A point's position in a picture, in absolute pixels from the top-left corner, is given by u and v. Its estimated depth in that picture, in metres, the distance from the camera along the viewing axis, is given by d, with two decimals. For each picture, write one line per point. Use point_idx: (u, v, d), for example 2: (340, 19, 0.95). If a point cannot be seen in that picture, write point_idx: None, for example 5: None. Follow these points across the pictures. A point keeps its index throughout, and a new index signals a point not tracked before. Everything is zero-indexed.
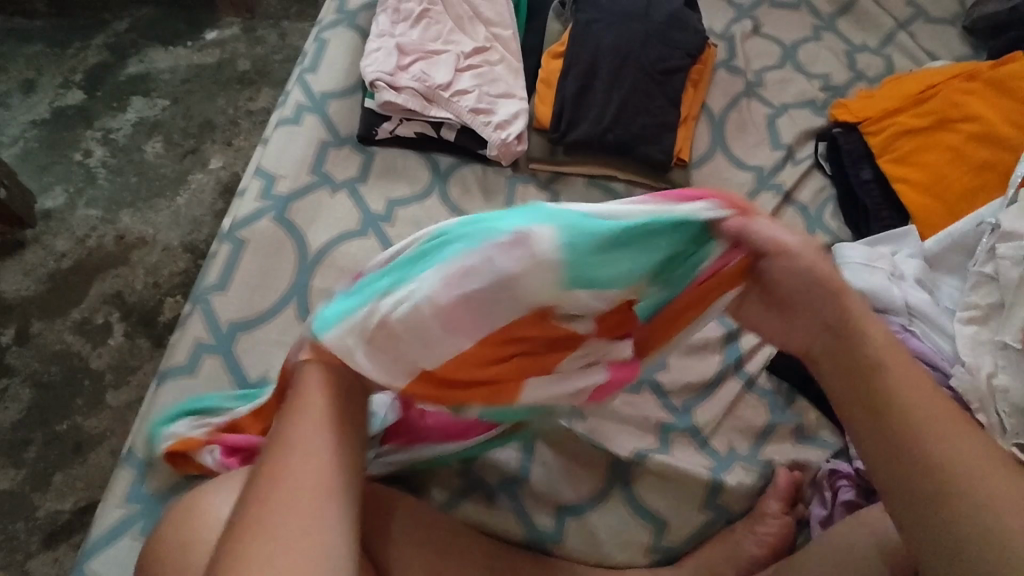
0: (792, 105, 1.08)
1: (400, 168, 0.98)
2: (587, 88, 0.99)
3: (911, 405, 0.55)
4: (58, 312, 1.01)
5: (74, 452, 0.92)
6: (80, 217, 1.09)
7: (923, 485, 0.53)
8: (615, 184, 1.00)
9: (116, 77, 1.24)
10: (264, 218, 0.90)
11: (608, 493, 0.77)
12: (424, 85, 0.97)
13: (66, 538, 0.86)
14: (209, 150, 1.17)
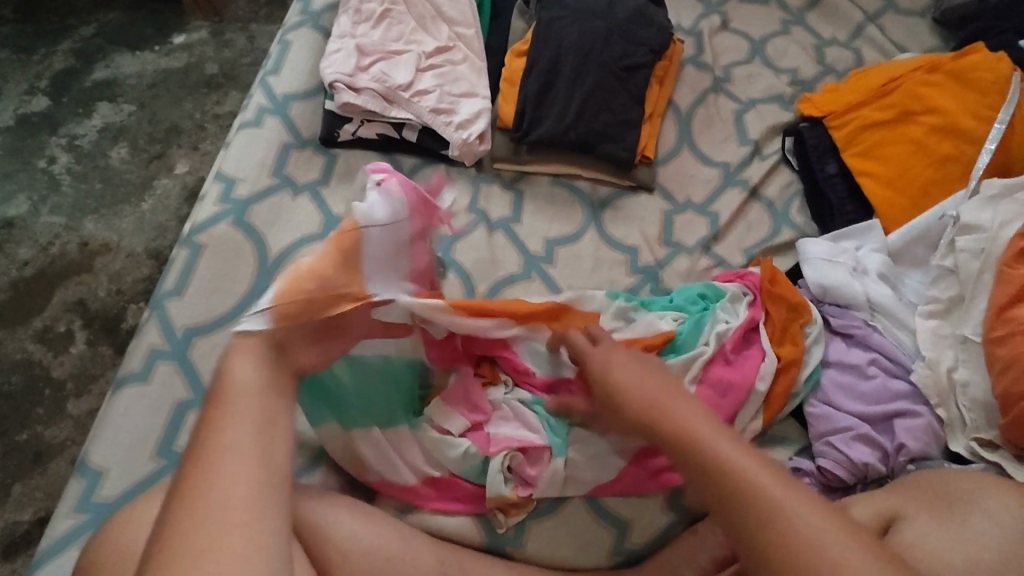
0: (759, 100, 1.08)
1: (362, 170, 0.98)
2: (549, 87, 0.98)
3: (747, 479, 0.59)
4: (19, 321, 1.00)
5: (34, 462, 0.91)
6: (43, 225, 1.08)
7: (785, 556, 0.55)
8: (579, 183, 1.00)
9: (83, 83, 1.23)
10: (223, 222, 0.90)
11: (568, 495, 0.76)
12: (384, 86, 0.96)
13: (24, 549, 0.86)
14: (176, 155, 1.17)
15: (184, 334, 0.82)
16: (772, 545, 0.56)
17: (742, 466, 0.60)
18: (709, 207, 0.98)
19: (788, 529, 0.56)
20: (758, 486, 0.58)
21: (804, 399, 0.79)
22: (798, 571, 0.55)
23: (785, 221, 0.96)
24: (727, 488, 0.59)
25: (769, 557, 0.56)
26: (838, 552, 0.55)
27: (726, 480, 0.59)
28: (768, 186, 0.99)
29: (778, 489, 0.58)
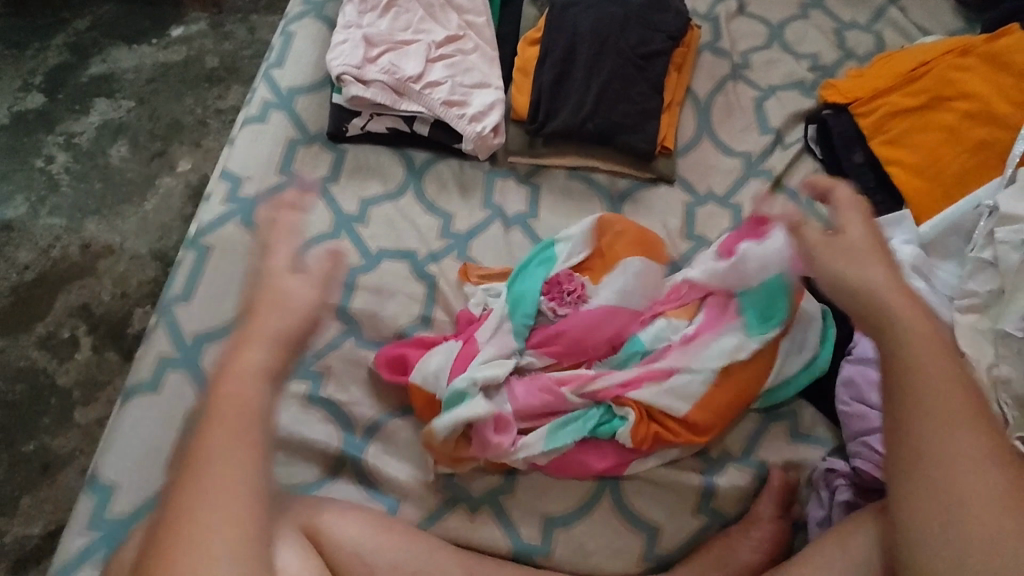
0: (780, 87, 1.04)
1: (372, 165, 0.94)
2: (565, 76, 0.95)
3: (944, 401, 0.57)
4: (22, 327, 0.97)
5: (42, 473, 0.88)
6: (43, 227, 1.05)
7: (935, 478, 0.55)
8: (597, 175, 0.96)
9: (79, 79, 1.19)
10: (230, 222, 0.87)
11: (597, 501, 0.74)
12: (393, 78, 0.93)
13: (34, 564, 0.83)
14: (177, 152, 1.13)
15: (194, 340, 0.79)
16: (947, 469, 0.55)
17: (966, 412, 0.57)
18: (731, 199, 0.95)
19: (946, 464, 0.55)
20: (963, 414, 0.56)
21: (836, 397, 0.77)
22: (946, 492, 0.54)
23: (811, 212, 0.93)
24: (944, 428, 0.56)
25: (919, 479, 0.56)
26: (978, 474, 0.54)
27: (916, 387, 0.58)
28: (792, 177, 0.96)
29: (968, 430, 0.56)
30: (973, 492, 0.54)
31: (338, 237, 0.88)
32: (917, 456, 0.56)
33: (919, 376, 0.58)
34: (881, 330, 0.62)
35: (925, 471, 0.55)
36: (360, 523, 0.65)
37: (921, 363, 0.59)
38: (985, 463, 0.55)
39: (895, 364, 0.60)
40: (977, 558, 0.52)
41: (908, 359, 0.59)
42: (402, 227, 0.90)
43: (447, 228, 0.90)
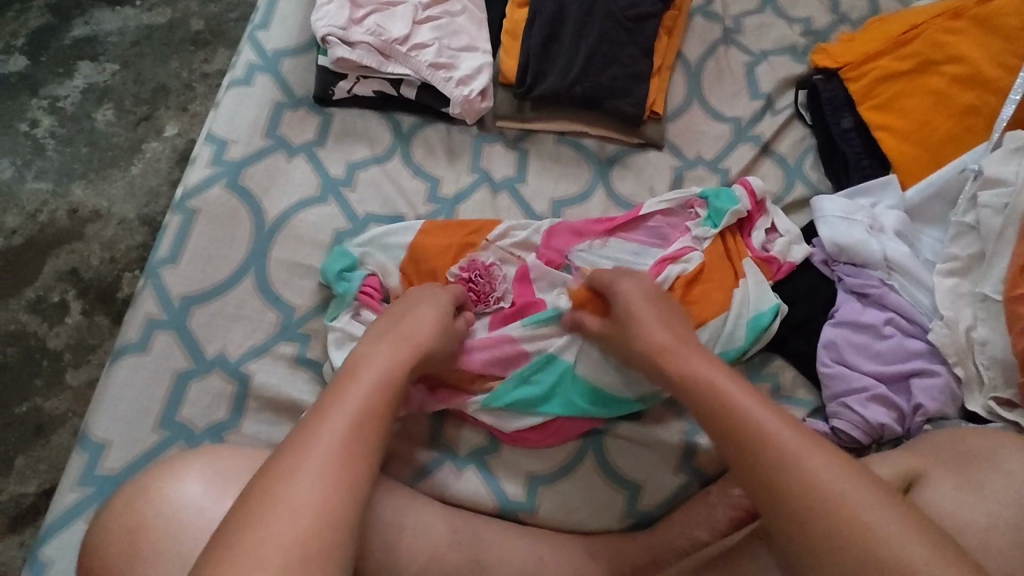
0: (771, 52, 1.03)
1: (359, 129, 0.94)
2: (553, 39, 0.94)
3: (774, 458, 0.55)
4: (11, 291, 0.98)
5: (35, 434, 0.90)
6: (29, 191, 1.04)
7: (794, 491, 0.53)
8: (585, 141, 0.96)
9: (62, 41, 1.17)
10: (215, 185, 0.86)
11: (581, 459, 0.76)
12: (379, 39, 0.91)
13: (31, 521, 0.85)
14: (164, 116, 1.12)
15: (182, 302, 0.79)
16: (778, 476, 0.54)
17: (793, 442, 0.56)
18: (720, 164, 0.94)
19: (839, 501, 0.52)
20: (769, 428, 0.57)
21: (817, 359, 0.77)
22: (811, 506, 0.52)
23: (799, 177, 0.93)
24: (761, 453, 0.56)
25: (787, 495, 0.54)
26: (832, 485, 0.53)
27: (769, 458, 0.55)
28: (781, 142, 0.96)
29: (800, 445, 0.55)
30: (848, 499, 0.52)
31: (325, 201, 0.88)
32: (754, 479, 0.56)
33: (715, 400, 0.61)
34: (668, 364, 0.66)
35: (761, 495, 0.55)
36: None
37: (721, 389, 0.61)
38: (837, 470, 0.54)
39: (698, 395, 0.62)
40: (868, 564, 0.49)
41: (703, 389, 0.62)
42: (389, 191, 0.90)
43: (434, 192, 0.91)
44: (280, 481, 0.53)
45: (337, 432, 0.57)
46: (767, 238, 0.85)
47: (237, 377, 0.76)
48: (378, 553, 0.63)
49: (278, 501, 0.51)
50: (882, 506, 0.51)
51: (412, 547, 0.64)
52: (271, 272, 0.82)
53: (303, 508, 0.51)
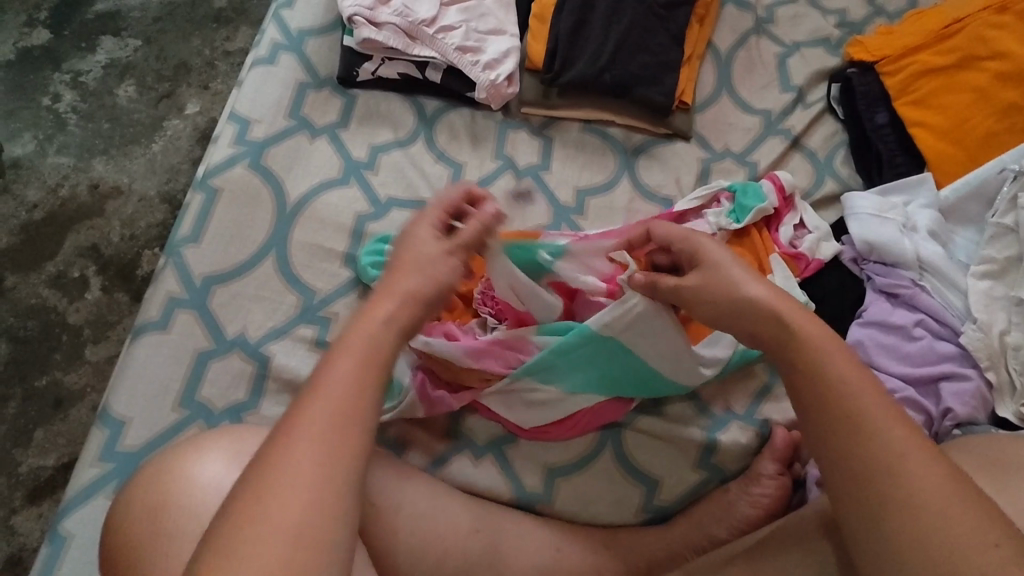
0: (804, 44, 1.01)
1: (382, 111, 0.93)
2: (583, 24, 0.92)
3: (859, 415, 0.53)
4: (33, 265, 0.98)
5: (55, 408, 0.90)
6: (51, 165, 1.04)
7: (865, 456, 0.52)
8: (611, 130, 0.94)
9: (84, 16, 1.16)
10: (238, 164, 0.86)
11: (599, 452, 0.75)
12: (407, 21, 0.90)
13: (50, 493, 0.86)
14: (186, 94, 1.11)
15: (203, 281, 0.79)
16: (861, 444, 0.52)
17: (875, 402, 0.54)
18: (748, 157, 0.93)
19: (908, 471, 0.50)
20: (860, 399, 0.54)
21: None
22: (874, 482, 0.51)
23: (829, 173, 0.91)
24: (848, 419, 0.53)
25: (861, 464, 0.52)
26: (906, 451, 0.51)
27: (852, 415, 0.53)
28: (811, 136, 0.94)
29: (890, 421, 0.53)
30: (916, 482, 0.50)
31: (347, 184, 0.87)
32: (834, 440, 0.54)
33: (809, 361, 0.57)
34: (757, 314, 0.60)
35: (835, 456, 0.53)
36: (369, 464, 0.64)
37: (796, 342, 0.58)
38: (916, 450, 0.51)
39: (786, 351, 0.58)
40: (919, 555, 0.48)
41: (795, 337, 0.58)
42: (411, 175, 0.89)
43: (457, 177, 0.90)
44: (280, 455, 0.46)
45: (346, 398, 0.49)
46: (796, 234, 0.83)
47: (257, 357, 0.76)
48: (396, 542, 0.62)
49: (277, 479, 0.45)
50: (952, 498, 0.49)
51: (432, 535, 0.63)
52: (292, 253, 0.82)
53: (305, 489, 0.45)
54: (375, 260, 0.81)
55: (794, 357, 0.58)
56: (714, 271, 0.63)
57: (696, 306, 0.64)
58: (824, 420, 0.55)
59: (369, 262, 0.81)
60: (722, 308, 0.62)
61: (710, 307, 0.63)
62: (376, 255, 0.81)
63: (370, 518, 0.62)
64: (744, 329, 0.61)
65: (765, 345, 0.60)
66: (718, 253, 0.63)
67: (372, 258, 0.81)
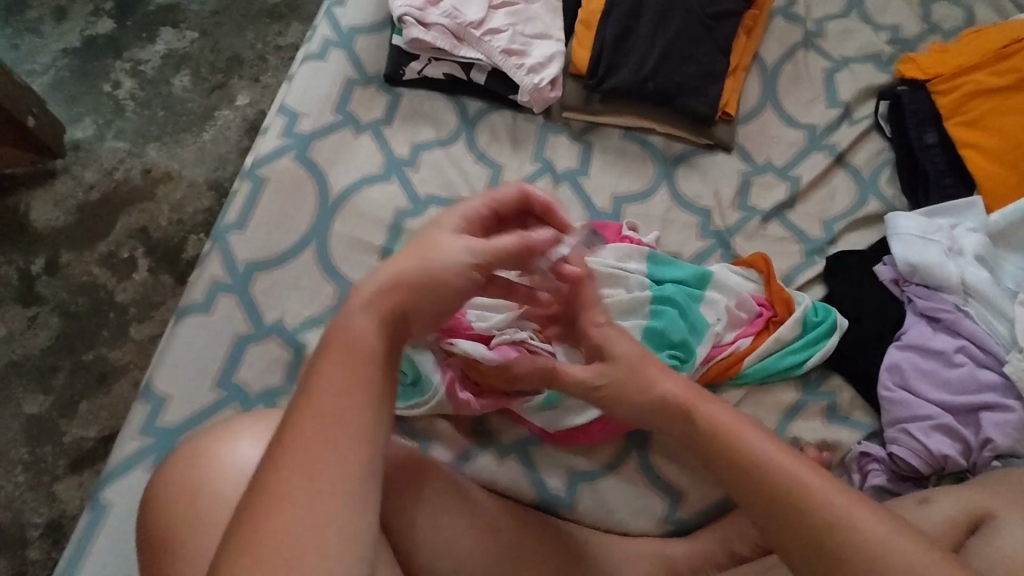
0: (853, 59, 0.99)
1: (426, 111, 0.94)
2: (629, 32, 0.92)
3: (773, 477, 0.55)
4: (86, 244, 1.02)
5: (99, 382, 0.94)
6: (108, 149, 1.08)
7: (793, 515, 0.53)
8: (652, 138, 0.94)
9: (146, 7, 1.21)
10: (285, 156, 0.88)
11: (624, 459, 0.75)
12: (455, 22, 0.91)
13: (91, 463, 0.90)
14: (237, 86, 1.15)
15: (245, 268, 0.81)
16: (817, 533, 0.52)
17: (789, 460, 0.55)
18: (790, 171, 0.92)
19: (842, 520, 0.52)
20: (798, 483, 0.54)
21: (880, 382, 0.75)
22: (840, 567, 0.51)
23: (873, 191, 0.90)
24: (797, 511, 0.53)
25: (826, 551, 0.51)
26: (834, 502, 0.53)
27: (765, 476, 0.55)
28: (856, 153, 0.93)
29: (839, 500, 0.53)
30: (876, 547, 0.50)
31: (388, 180, 0.89)
32: (791, 539, 0.53)
33: (748, 457, 0.56)
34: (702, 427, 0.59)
35: (793, 551, 0.53)
36: (400, 457, 0.65)
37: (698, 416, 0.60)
38: (849, 502, 0.53)
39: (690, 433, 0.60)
40: None
41: (694, 417, 0.60)
42: (451, 174, 0.90)
43: (495, 179, 0.91)
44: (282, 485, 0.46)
45: (351, 422, 0.49)
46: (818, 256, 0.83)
47: (293, 345, 0.78)
48: (420, 535, 0.62)
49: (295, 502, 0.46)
50: (898, 544, 0.51)
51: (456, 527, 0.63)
52: (332, 246, 0.84)
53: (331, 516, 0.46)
54: None
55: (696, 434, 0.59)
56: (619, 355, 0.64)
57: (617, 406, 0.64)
58: (750, 495, 0.55)
59: None
60: (640, 410, 0.63)
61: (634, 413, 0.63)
62: None
63: (395, 508, 0.62)
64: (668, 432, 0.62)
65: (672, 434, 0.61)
66: (623, 339, 0.65)
67: None
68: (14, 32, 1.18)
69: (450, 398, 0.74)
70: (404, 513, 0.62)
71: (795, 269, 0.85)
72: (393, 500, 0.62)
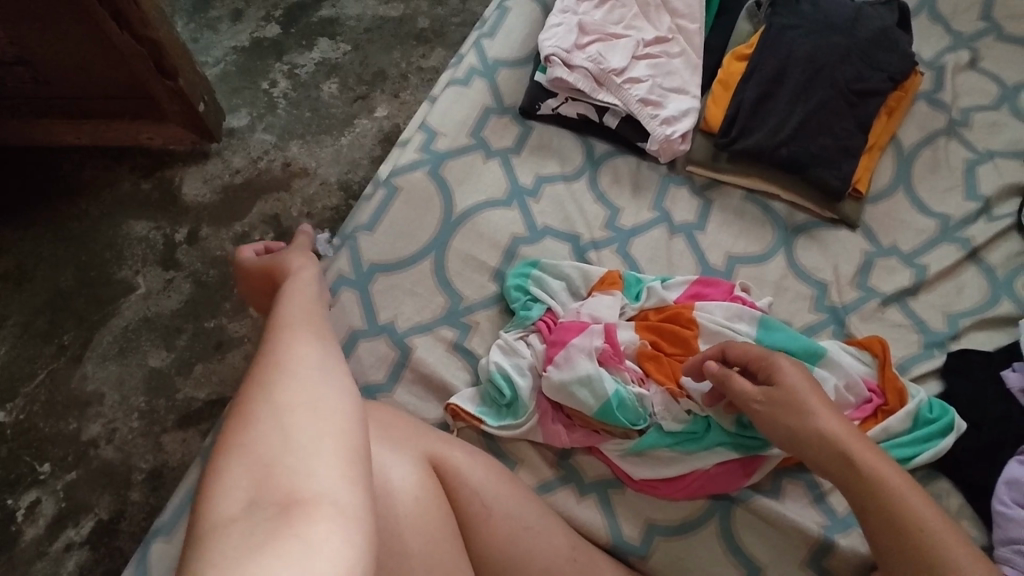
0: (999, 154, 0.96)
1: (555, 146, 0.98)
2: (768, 96, 0.93)
3: (918, 528, 0.57)
4: (224, 222, 1.11)
5: (215, 349, 1.01)
6: (257, 140, 1.19)
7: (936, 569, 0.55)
8: (774, 203, 0.94)
9: (310, 18, 1.32)
10: (419, 170, 0.93)
11: (704, 521, 0.73)
12: (598, 67, 0.95)
13: (196, 423, 0.97)
14: (378, 99, 1.23)
15: (369, 268, 0.86)
16: (909, 542, 0.57)
17: (935, 522, 0.57)
18: (916, 259, 0.89)
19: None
20: (890, 481, 0.59)
21: (995, 495, 0.70)
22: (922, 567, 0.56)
23: (1007, 293, 0.85)
24: (895, 519, 0.58)
25: (910, 553, 0.57)
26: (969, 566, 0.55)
27: (920, 533, 0.57)
28: (993, 251, 0.89)
29: (922, 504, 0.58)
30: None
31: (509, 206, 0.93)
32: (885, 540, 0.58)
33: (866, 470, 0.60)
34: (815, 435, 0.63)
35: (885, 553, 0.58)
36: (486, 467, 0.66)
37: (858, 457, 0.61)
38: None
39: (852, 477, 0.61)
40: None
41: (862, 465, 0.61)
42: (569, 209, 0.93)
43: (612, 221, 0.93)
44: (261, 400, 0.48)
45: None
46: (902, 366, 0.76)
47: (401, 347, 0.82)
48: (498, 547, 0.63)
49: (261, 423, 0.46)
50: None
51: (531, 551, 0.63)
52: (449, 260, 0.88)
53: (299, 407, 0.47)
54: (515, 283, 0.85)
55: (858, 477, 0.60)
56: (788, 395, 0.65)
57: (765, 425, 0.66)
58: (896, 547, 0.57)
59: (512, 283, 0.85)
60: (779, 437, 0.65)
61: (786, 443, 0.65)
62: (520, 277, 0.85)
63: (478, 518, 0.63)
64: (803, 450, 0.64)
65: (826, 472, 0.63)
66: (794, 376, 0.66)
67: (515, 280, 0.85)
68: (196, 27, 1.32)
69: (542, 427, 0.76)
70: (488, 523, 0.63)
71: (910, 359, 0.82)
72: (478, 509, 0.63)
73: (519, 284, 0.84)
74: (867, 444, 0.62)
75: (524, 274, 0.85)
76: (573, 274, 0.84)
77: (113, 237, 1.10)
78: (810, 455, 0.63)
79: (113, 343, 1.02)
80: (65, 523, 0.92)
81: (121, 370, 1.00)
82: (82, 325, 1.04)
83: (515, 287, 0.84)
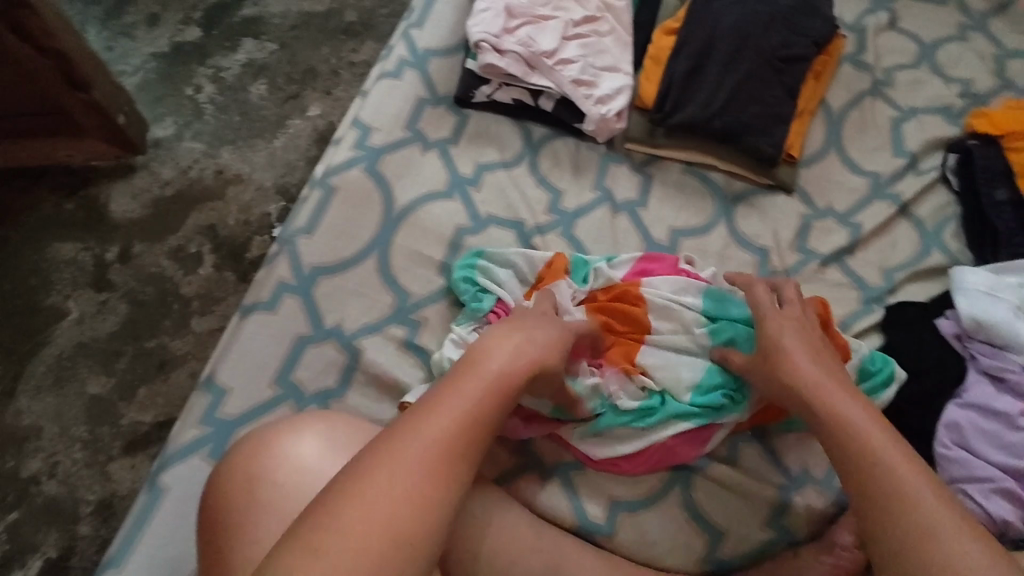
0: (922, 110, 0.99)
1: (492, 133, 0.97)
2: (698, 69, 0.94)
3: (869, 446, 0.58)
4: (157, 236, 1.07)
5: (158, 369, 0.98)
6: (186, 149, 1.14)
7: (883, 484, 0.55)
8: (712, 174, 0.95)
9: (232, 18, 1.28)
10: (355, 167, 0.91)
11: (665, 494, 0.74)
12: (528, 50, 0.94)
13: (144, 448, 0.93)
14: (309, 97, 1.20)
15: (311, 271, 0.84)
16: (862, 457, 0.58)
17: (889, 443, 0.58)
18: (851, 218, 0.91)
19: (920, 495, 0.54)
20: (859, 417, 0.60)
21: (936, 438, 0.73)
22: (865, 479, 0.56)
23: (937, 244, 0.89)
24: (845, 442, 0.59)
25: (872, 495, 0.56)
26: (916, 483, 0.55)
27: (872, 455, 0.57)
28: (921, 204, 0.92)
29: (878, 432, 0.59)
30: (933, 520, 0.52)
31: (451, 197, 0.91)
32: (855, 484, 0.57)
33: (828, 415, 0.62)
34: (788, 379, 0.66)
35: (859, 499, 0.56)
36: None
37: (824, 390, 0.63)
38: (933, 495, 0.54)
39: (816, 408, 0.63)
40: None
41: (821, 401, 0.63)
42: (512, 196, 0.92)
43: (555, 204, 0.92)
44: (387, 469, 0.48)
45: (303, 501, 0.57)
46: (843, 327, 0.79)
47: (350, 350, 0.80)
48: (463, 552, 0.63)
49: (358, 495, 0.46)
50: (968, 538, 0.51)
51: (500, 545, 0.64)
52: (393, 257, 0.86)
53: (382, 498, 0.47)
54: (461, 274, 0.83)
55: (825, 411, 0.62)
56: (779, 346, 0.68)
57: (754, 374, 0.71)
58: (847, 471, 0.58)
59: (458, 275, 0.84)
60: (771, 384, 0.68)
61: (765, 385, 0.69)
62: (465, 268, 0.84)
63: None
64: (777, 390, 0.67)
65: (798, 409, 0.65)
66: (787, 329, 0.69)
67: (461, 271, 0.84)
68: (110, 35, 1.26)
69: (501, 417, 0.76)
70: (456, 524, 0.63)
71: (851, 316, 0.84)
72: None
73: (466, 276, 0.83)
74: (842, 387, 0.64)
75: (470, 265, 0.84)
76: (519, 262, 0.84)
77: (38, 262, 1.05)
78: (782, 396, 0.67)
79: (47, 373, 0.98)
80: (11, 565, 0.88)
81: (59, 401, 0.96)
82: (11, 358, 0.99)
83: (462, 279, 0.83)
